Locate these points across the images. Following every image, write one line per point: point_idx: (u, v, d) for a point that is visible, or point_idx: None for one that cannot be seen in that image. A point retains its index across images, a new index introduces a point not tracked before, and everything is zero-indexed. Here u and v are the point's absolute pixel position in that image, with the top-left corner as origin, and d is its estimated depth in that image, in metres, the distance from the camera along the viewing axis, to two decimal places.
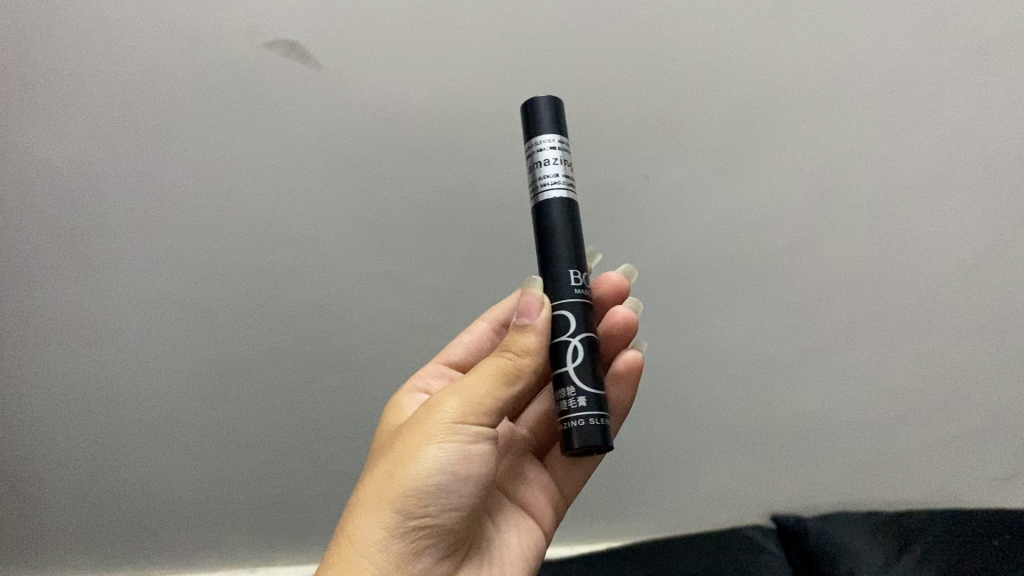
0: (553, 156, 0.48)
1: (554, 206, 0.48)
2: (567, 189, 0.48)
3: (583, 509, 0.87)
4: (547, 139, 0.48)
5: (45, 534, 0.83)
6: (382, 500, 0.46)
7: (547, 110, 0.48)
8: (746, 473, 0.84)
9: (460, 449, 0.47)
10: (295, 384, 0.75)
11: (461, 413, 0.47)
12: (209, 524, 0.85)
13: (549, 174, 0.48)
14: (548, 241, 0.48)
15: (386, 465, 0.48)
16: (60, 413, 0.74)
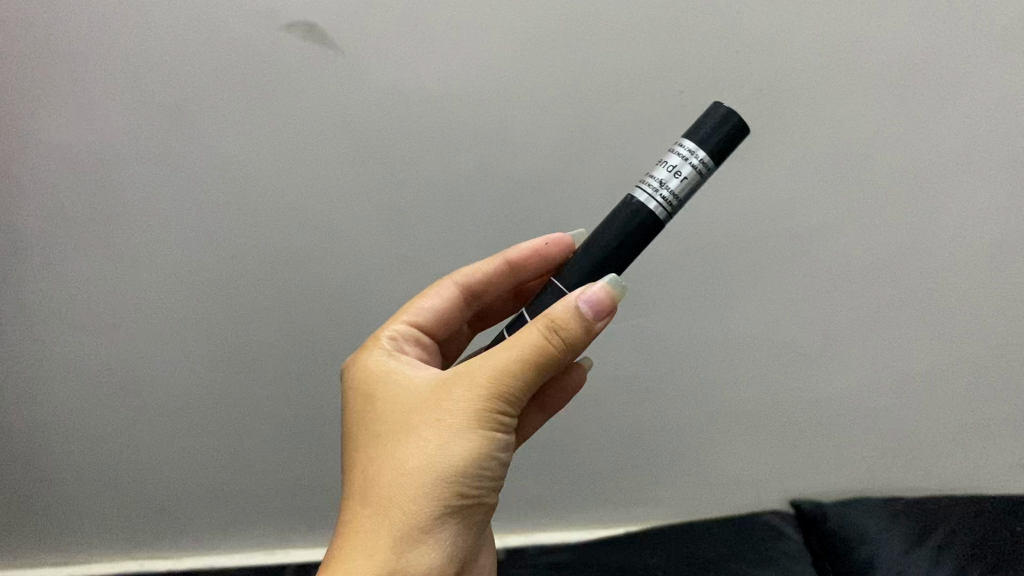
0: (679, 169, 0.44)
1: (640, 209, 0.45)
2: (659, 207, 0.44)
3: (602, 489, 0.86)
4: (690, 149, 0.44)
5: (60, 515, 0.83)
6: (433, 483, 0.41)
7: (722, 130, 0.43)
8: (767, 455, 0.84)
9: (499, 431, 0.43)
10: (310, 371, 0.74)
11: (508, 394, 0.42)
12: (228, 511, 0.85)
13: (665, 178, 0.44)
14: (612, 232, 0.45)
15: (425, 440, 0.42)
16: (78, 391, 0.74)
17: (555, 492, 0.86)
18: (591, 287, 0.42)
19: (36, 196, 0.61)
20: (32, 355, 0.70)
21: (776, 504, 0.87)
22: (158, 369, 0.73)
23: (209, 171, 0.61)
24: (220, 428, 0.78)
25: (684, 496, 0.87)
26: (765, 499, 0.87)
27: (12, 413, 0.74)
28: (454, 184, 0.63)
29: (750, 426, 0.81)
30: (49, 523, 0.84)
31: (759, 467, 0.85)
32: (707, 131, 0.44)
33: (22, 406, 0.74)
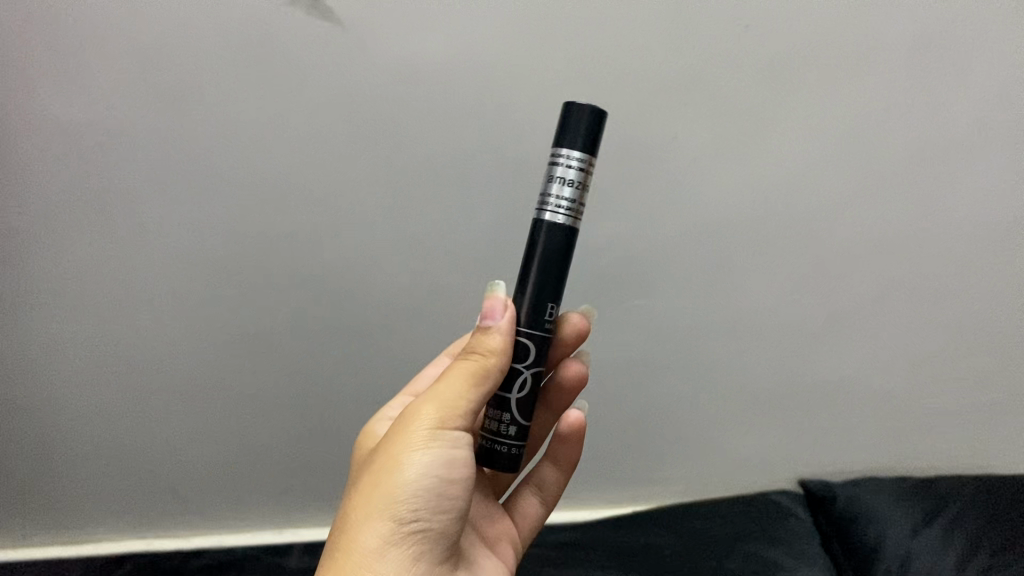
0: (568, 177, 0.43)
1: (552, 231, 0.44)
2: (568, 218, 0.44)
3: (611, 470, 0.86)
4: (569, 156, 0.43)
5: (70, 497, 0.83)
6: (372, 506, 0.43)
7: (587, 123, 0.43)
8: (775, 435, 0.83)
9: (445, 451, 0.44)
10: (318, 351, 0.74)
11: (441, 414, 0.45)
12: (235, 490, 0.85)
13: (562, 194, 0.43)
14: (531, 260, 0.45)
15: (372, 470, 0.45)
16: (86, 372, 0.74)
17: None
18: (494, 300, 0.46)
19: (41, 178, 0.61)
20: (40, 334, 0.70)
21: (785, 484, 0.87)
22: (166, 348, 0.73)
23: (216, 150, 0.61)
24: (227, 408, 0.78)
25: (691, 476, 0.87)
26: (774, 479, 0.87)
27: (20, 391, 0.74)
28: (460, 163, 0.62)
29: (758, 406, 0.81)
30: (58, 501, 0.83)
31: (767, 447, 0.84)
32: (576, 131, 0.43)
33: (31, 387, 0.74)
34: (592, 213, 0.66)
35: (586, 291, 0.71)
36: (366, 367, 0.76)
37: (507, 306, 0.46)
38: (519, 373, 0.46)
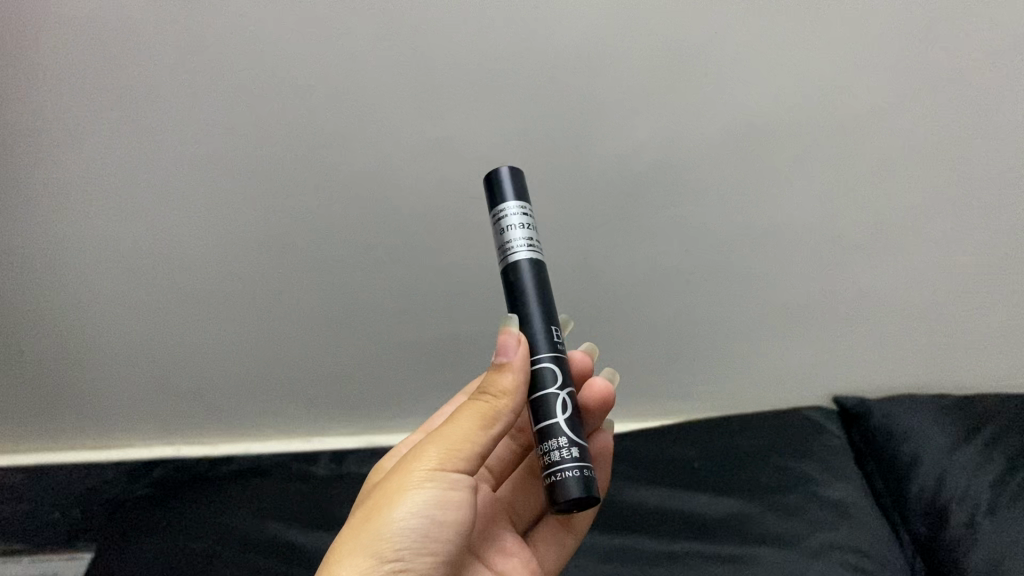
0: (518, 221, 0.47)
1: (527, 267, 0.46)
2: (533, 252, 0.47)
3: (641, 381, 0.85)
4: (510, 205, 0.47)
5: (99, 401, 0.83)
6: (359, 539, 0.44)
7: (508, 178, 0.47)
8: (813, 347, 0.81)
9: (438, 493, 0.45)
10: (343, 257, 0.72)
11: (444, 455, 0.46)
12: (262, 400, 0.85)
13: (520, 236, 0.46)
14: (520, 304, 0.47)
15: (367, 505, 0.46)
16: (110, 277, 0.72)
17: None
18: (506, 336, 0.47)
19: (50, 79, 0.58)
20: (59, 241, 0.69)
21: (819, 393, 0.85)
22: (187, 260, 0.71)
23: (233, 56, 0.57)
24: (252, 317, 0.77)
25: (722, 391, 0.86)
26: (809, 390, 0.85)
27: (43, 298, 0.73)
28: (491, 62, 0.58)
29: (798, 317, 0.78)
30: (85, 409, 0.84)
31: (804, 359, 0.82)
32: (505, 187, 0.47)
33: (57, 290, 0.73)
34: (629, 117, 0.62)
35: (619, 200, 0.68)
36: (393, 273, 0.74)
37: (520, 340, 0.47)
38: (554, 395, 0.45)
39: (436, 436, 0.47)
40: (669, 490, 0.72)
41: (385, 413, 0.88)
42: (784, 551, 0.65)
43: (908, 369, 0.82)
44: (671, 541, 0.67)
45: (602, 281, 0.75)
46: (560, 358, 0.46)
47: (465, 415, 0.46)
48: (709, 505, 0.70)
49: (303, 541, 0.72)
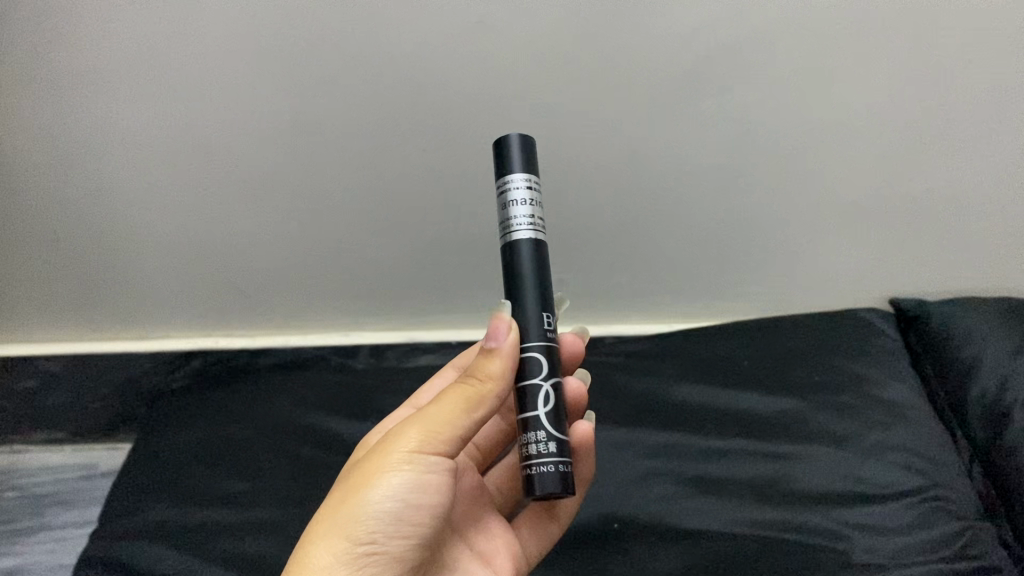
0: (523, 197, 0.44)
1: (526, 247, 0.44)
2: (535, 232, 0.45)
3: (688, 282, 0.81)
4: (518, 179, 0.45)
5: (131, 294, 0.81)
6: (335, 518, 0.42)
7: (518, 149, 0.45)
8: (871, 246, 0.77)
9: (417, 476, 0.43)
10: (377, 148, 0.68)
11: (424, 436, 0.43)
12: (297, 294, 0.82)
13: (522, 213, 0.44)
14: (514, 284, 0.45)
15: (344, 486, 0.44)
16: (137, 166, 0.69)
17: (636, 282, 0.81)
18: (499, 321, 0.44)
19: None
20: (83, 126, 0.66)
21: (874, 293, 0.81)
22: (213, 149, 0.68)
23: None
24: (282, 211, 0.73)
25: (775, 291, 0.82)
26: (863, 290, 0.81)
27: (70, 187, 0.71)
28: None
29: (857, 215, 0.74)
30: (117, 300, 0.82)
31: (860, 259, 0.78)
32: (513, 159, 0.45)
33: (82, 178, 0.70)
34: None
35: (672, 84, 0.63)
36: (430, 166, 0.70)
37: (512, 326, 0.44)
38: (537, 386, 0.44)
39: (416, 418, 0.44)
40: (717, 387, 0.70)
41: (423, 309, 0.84)
42: (836, 450, 0.64)
43: (969, 267, 0.78)
44: (721, 438, 0.66)
45: (657, 171, 0.70)
46: (551, 345, 0.45)
47: (448, 398, 0.44)
48: (759, 403, 0.68)
49: (338, 431, 0.71)
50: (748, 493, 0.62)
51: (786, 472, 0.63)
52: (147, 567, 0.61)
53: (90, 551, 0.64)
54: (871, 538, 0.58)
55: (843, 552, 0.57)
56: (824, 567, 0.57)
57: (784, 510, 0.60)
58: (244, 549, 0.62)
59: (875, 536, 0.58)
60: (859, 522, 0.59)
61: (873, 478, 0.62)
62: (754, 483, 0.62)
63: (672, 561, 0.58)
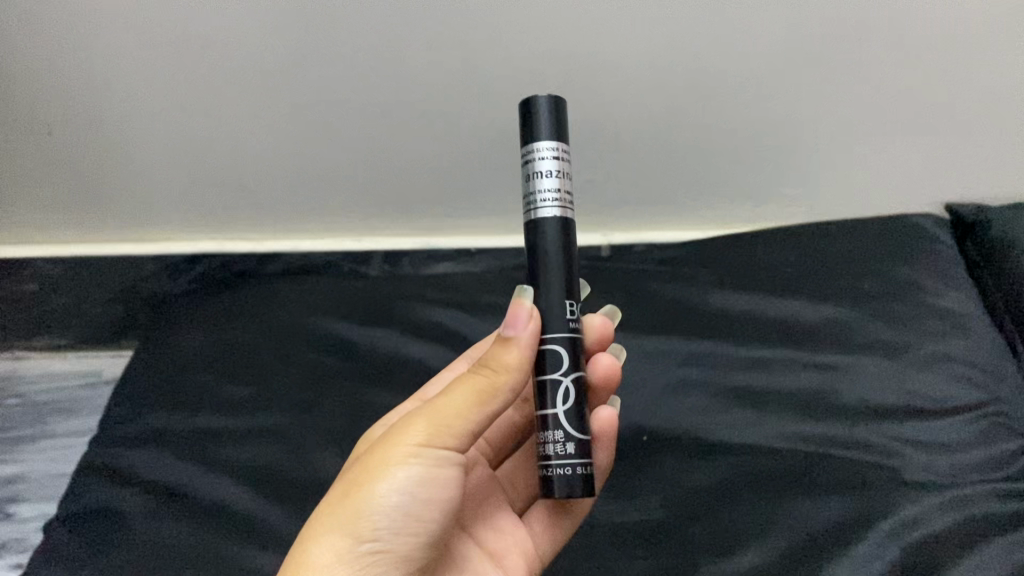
0: (551, 169, 0.41)
1: (551, 225, 0.41)
2: (563, 208, 0.42)
3: (730, 182, 0.74)
4: (545, 149, 0.41)
5: (131, 193, 0.76)
6: (339, 518, 0.39)
7: (546, 115, 0.42)
8: (933, 141, 0.69)
9: (425, 471, 0.40)
10: (391, 34, 0.61)
11: (430, 429, 0.40)
12: (304, 195, 0.76)
13: (549, 188, 0.41)
14: (538, 266, 0.42)
15: (347, 479, 0.41)
16: (129, 56, 0.62)
17: (673, 182, 0.74)
18: (518, 307, 0.42)
19: None
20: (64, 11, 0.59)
21: (931, 194, 0.75)
22: (210, 38, 0.61)
23: None
24: (288, 106, 0.67)
25: (823, 193, 0.75)
26: (919, 190, 0.74)
27: (57, 77, 0.64)
28: None
29: (922, 105, 0.66)
30: (113, 199, 0.77)
31: (920, 155, 0.71)
32: (541, 126, 0.42)
33: (70, 69, 0.63)
34: None
35: None
36: (450, 54, 0.62)
37: (533, 314, 0.42)
38: (559, 382, 0.41)
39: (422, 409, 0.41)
40: (756, 294, 0.65)
41: (440, 215, 0.79)
42: (887, 361, 0.59)
43: None
44: (760, 348, 0.61)
45: (705, 58, 0.62)
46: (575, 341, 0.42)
47: (456, 389, 0.41)
48: (804, 310, 0.63)
49: (349, 337, 0.67)
50: (790, 406, 0.57)
51: (832, 384, 0.58)
52: (145, 473, 0.58)
53: (87, 457, 0.60)
54: (924, 455, 0.54)
55: (895, 469, 0.53)
56: (876, 484, 0.52)
57: (829, 425, 0.56)
58: (247, 457, 0.59)
59: (928, 453, 0.54)
60: (911, 437, 0.55)
61: (926, 390, 0.57)
62: (798, 395, 0.58)
63: (706, 476, 0.54)
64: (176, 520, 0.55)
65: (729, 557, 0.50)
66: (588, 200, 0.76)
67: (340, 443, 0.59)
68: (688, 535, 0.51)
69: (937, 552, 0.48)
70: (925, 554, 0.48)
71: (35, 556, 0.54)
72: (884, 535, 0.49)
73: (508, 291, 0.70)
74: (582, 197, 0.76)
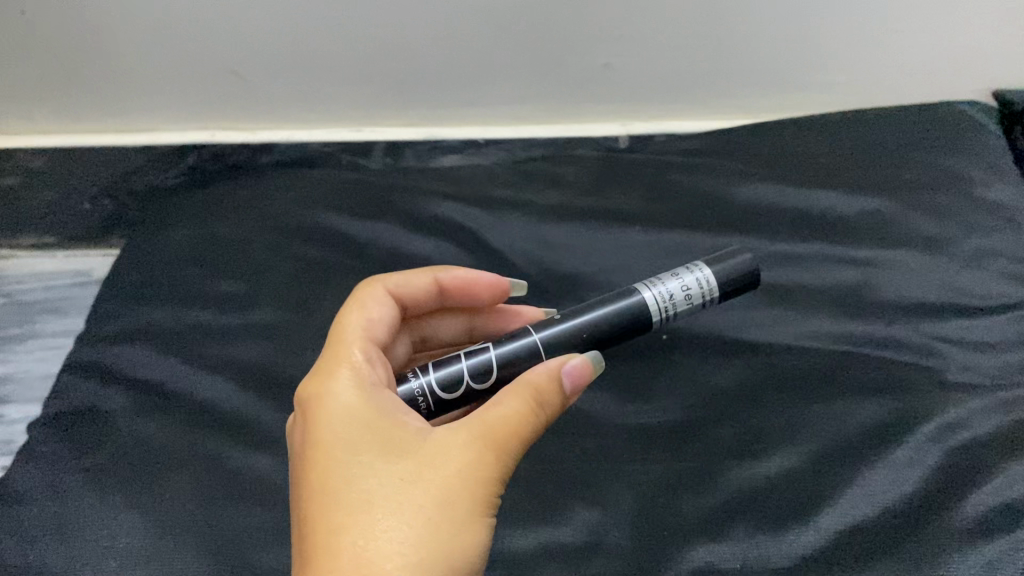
0: (690, 284, 0.47)
1: (639, 297, 0.47)
2: (656, 302, 0.47)
3: (760, 65, 0.68)
4: (708, 279, 0.48)
5: (113, 75, 0.71)
6: (441, 552, 0.35)
7: (725, 291, 0.48)
8: (984, 15, 0.63)
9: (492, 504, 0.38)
10: None
11: (504, 450, 0.38)
12: (300, 80, 0.71)
13: (675, 279, 0.48)
14: (603, 303, 0.47)
15: (423, 505, 0.36)
16: None
17: (697, 65, 0.69)
18: (582, 360, 0.42)
19: None
20: None
21: (978, 78, 0.69)
22: None
23: None
24: None
25: (861, 78, 0.69)
26: (967, 75, 0.68)
27: None
28: None
29: None
30: (97, 80, 0.71)
31: (968, 33, 0.65)
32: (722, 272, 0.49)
33: None
34: None
35: None
36: None
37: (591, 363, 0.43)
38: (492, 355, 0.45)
39: (481, 430, 0.38)
40: (785, 185, 0.60)
41: (446, 102, 0.73)
42: (927, 255, 0.54)
43: None
44: (790, 243, 0.57)
45: None
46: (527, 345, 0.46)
47: (515, 404, 0.39)
48: (839, 201, 0.58)
49: (347, 230, 0.62)
50: (822, 303, 0.53)
51: (867, 280, 0.54)
52: (130, 371, 0.55)
53: (72, 354, 0.57)
54: (965, 354, 0.50)
55: (934, 369, 0.49)
56: (914, 385, 0.48)
57: (864, 323, 0.52)
58: (240, 355, 0.55)
59: (970, 353, 0.50)
60: (952, 335, 0.50)
61: (970, 287, 0.52)
62: (831, 292, 0.54)
63: (729, 377, 0.51)
64: (165, 421, 0.52)
65: (754, 460, 0.46)
66: (604, 86, 0.71)
67: None
68: (711, 437, 0.48)
69: (982, 454, 0.45)
70: (968, 457, 0.45)
71: (17, 456, 0.51)
72: (925, 438, 0.45)
73: (519, 182, 0.65)
74: (597, 82, 0.71)
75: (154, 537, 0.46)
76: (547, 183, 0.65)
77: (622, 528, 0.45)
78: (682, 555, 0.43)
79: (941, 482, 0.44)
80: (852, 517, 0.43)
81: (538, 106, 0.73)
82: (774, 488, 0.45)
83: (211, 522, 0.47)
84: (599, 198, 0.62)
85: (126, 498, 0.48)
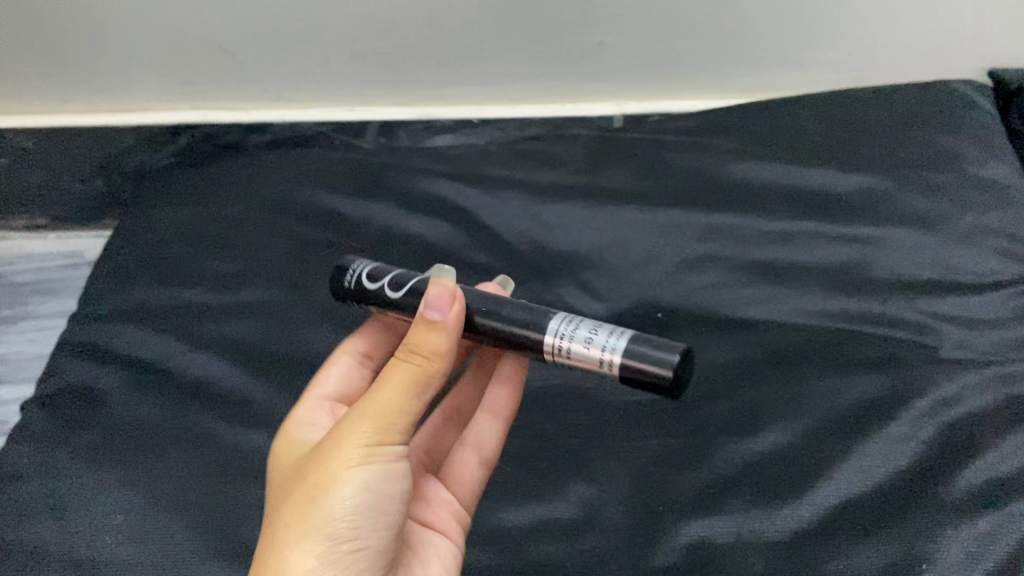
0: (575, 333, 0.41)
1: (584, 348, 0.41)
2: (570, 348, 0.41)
3: (754, 43, 0.68)
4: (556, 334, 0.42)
5: (104, 57, 0.70)
6: (304, 521, 0.37)
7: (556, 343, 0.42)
8: None
9: (386, 465, 0.39)
10: None
11: (374, 432, 0.38)
12: (292, 60, 0.70)
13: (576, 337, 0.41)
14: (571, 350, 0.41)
15: (298, 486, 0.38)
16: None
17: (693, 43, 0.68)
18: (440, 288, 0.41)
19: None
20: None
21: (973, 56, 0.68)
22: None
23: None
24: None
25: (856, 57, 0.69)
26: (962, 53, 0.68)
27: None
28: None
29: None
30: (87, 63, 0.71)
31: (961, 11, 0.65)
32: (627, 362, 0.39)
33: None
34: None
35: None
36: None
37: (454, 295, 0.41)
38: None
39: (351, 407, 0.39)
40: (782, 163, 0.60)
41: (439, 81, 0.72)
42: (922, 232, 0.54)
43: None
44: (785, 221, 0.56)
45: None
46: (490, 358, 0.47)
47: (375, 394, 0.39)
48: (834, 179, 0.58)
49: (342, 209, 0.62)
50: (816, 281, 0.53)
51: (862, 256, 0.54)
52: (122, 350, 0.54)
53: (65, 333, 0.57)
54: (960, 331, 0.50)
55: (928, 346, 0.49)
56: (907, 360, 0.48)
57: (859, 299, 0.52)
58: (232, 334, 0.55)
59: (966, 330, 0.50)
60: (946, 313, 0.51)
61: (965, 264, 0.52)
62: (826, 268, 0.54)
63: (725, 353, 0.50)
64: (159, 399, 0.52)
65: (748, 436, 0.46)
66: (599, 64, 0.70)
67: (330, 316, 0.56)
68: (706, 414, 0.48)
69: (975, 429, 0.45)
70: (962, 432, 0.45)
71: (10, 434, 0.51)
72: (920, 412, 0.46)
73: (513, 161, 0.65)
74: (592, 60, 0.70)
75: (148, 515, 0.46)
76: (542, 163, 0.64)
77: (617, 503, 0.45)
78: (679, 530, 0.44)
79: (935, 456, 0.44)
80: (845, 492, 0.43)
81: (532, 85, 0.73)
82: (770, 463, 0.45)
83: (207, 498, 0.47)
84: (593, 177, 0.62)
85: (120, 477, 0.48)
